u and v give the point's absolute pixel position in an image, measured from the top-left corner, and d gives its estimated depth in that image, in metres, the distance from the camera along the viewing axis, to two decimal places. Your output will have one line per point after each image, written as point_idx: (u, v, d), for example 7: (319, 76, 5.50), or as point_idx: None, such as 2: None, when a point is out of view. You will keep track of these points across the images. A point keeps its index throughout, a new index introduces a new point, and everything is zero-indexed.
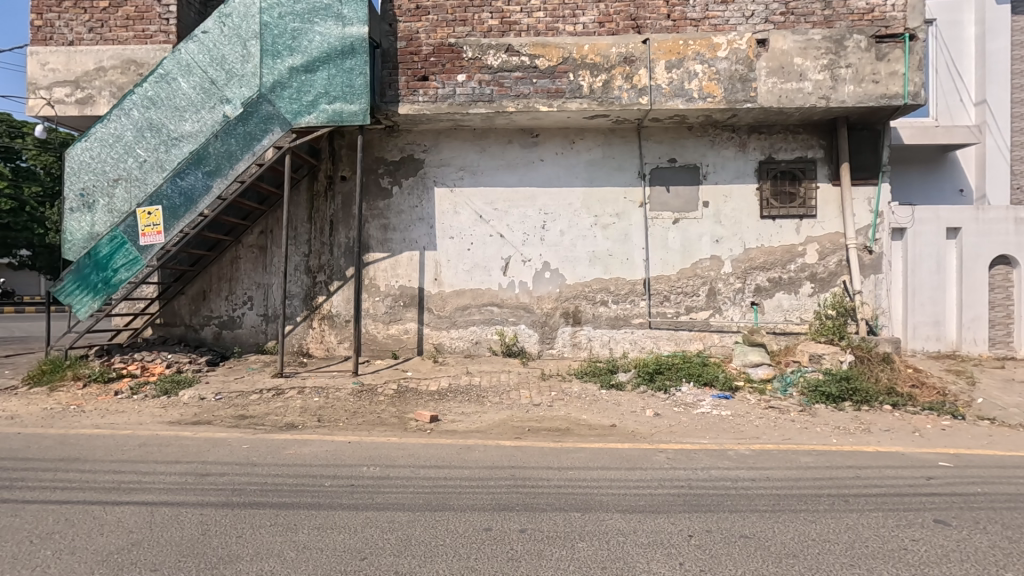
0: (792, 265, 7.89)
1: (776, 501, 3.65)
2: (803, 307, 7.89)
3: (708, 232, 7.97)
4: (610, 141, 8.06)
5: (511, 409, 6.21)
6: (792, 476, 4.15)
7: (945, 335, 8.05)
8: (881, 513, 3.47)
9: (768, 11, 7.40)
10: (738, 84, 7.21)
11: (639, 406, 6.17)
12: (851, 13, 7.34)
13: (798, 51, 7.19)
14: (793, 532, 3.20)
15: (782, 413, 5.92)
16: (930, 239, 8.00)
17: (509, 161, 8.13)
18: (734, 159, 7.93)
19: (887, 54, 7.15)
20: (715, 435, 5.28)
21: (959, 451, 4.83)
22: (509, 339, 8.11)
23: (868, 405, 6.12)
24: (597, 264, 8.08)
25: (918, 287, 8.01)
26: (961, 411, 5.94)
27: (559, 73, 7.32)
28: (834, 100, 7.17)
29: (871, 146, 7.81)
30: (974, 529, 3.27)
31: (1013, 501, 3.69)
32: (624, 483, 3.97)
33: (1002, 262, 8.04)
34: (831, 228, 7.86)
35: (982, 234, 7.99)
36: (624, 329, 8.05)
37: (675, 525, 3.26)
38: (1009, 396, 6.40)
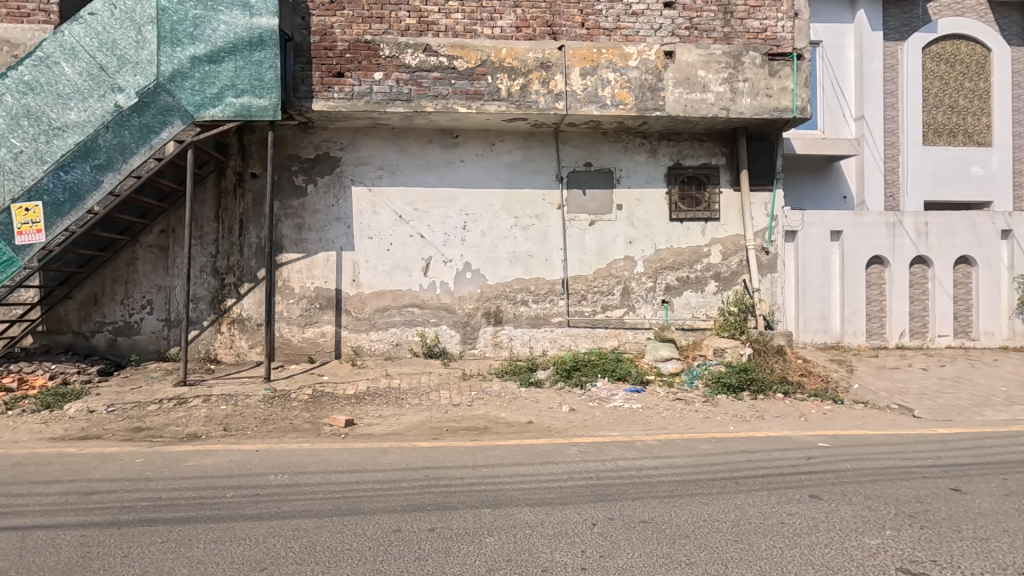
0: (698, 265, 8.40)
1: (675, 487, 3.90)
2: (708, 305, 8.41)
3: (622, 234, 8.32)
4: (529, 144, 8.22)
5: (430, 410, 6.20)
6: (691, 463, 4.45)
7: (830, 328, 8.87)
8: (765, 493, 3.80)
9: (674, 25, 7.84)
10: (647, 93, 7.58)
11: (556, 403, 6.36)
12: (747, 31, 7.91)
13: (701, 64, 7.67)
14: (687, 514, 3.44)
15: (687, 404, 6.30)
16: (817, 241, 8.78)
17: (429, 161, 8.09)
18: (645, 164, 8.33)
19: (778, 71, 7.78)
20: (625, 427, 5.54)
21: (836, 433, 5.36)
22: (430, 340, 8.07)
23: (763, 394, 6.65)
24: (517, 264, 8.21)
25: (808, 284, 8.76)
26: (841, 397, 6.59)
27: (477, 75, 7.38)
28: (733, 112, 7.71)
29: (767, 155, 8.46)
30: (842, 501, 3.66)
31: (875, 474, 4.16)
32: (536, 478, 4.09)
33: (876, 262, 8.98)
34: (733, 230, 8.44)
35: (859, 237, 8.87)
36: (543, 328, 8.23)
37: (579, 515, 3.41)
38: (880, 382, 7.17)
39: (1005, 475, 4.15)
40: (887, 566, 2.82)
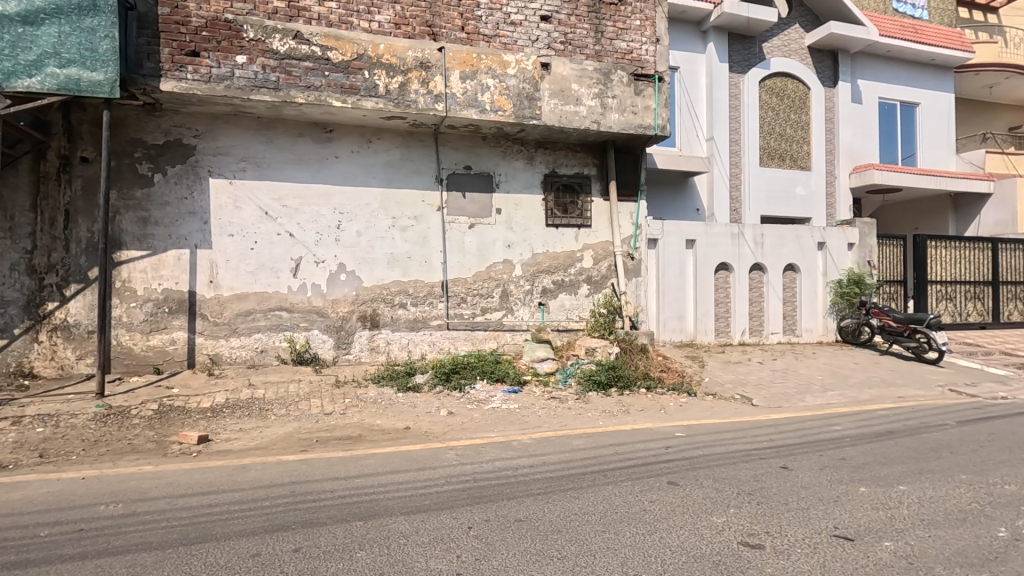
0: (572, 269, 8.81)
1: (549, 483, 4.03)
2: (581, 307, 8.85)
3: (501, 237, 8.47)
4: (408, 143, 8.06)
5: (299, 420, 5.81)
6: (564, 459, 4.63)
7: (685, 327, 9.77)
8: (629, 483, 4.06)
9: (550, 38, 8.16)
10: (525, 102, 7.80)
11: (434, 407, 6.28)
12: (615, 51, 8.47)
13: (575, 78, 8.07)
14: (559, 509, 3.56)
15: (561, 402, 6.57)
16: (674, 249, 9.64)
17: (300, 156, 7.60)
18: (523, 170, 8.56)
19: (643, 91, 8.43)
20: (503, 428, 5.62)
21: (690, 423, 5.90)
22: (300, 346, 7.56)
23: (629, 389, 7.14)
24: (395, 266, 8.00)
25: (667, 287, 9.59)
26: (694, 389, 7.29)
27: (353, 69, 7.07)
28: (603, 125, 8.20)
29: (633, 168, 9.11)
30: (694, 485, 4.03)
31: (722, 458, 4.64)
32: (413, 484, 4.00)
33: (723, 268, 10.08)
34: (603, 237, 8.97)
35: (710, 245, 9.90)
36: (422, 331, 8.09)
37: (455, 520, 3.37)
38: (726, 375, 8.05)
39: (820, 451, 4.85)
40: (730, 541, 3.14)
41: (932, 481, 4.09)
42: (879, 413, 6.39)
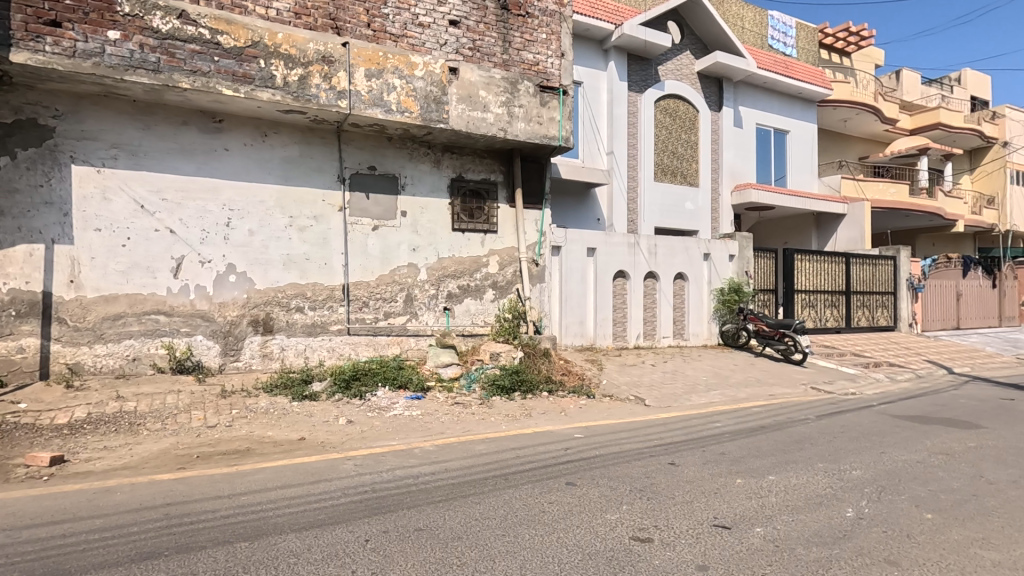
0: (477, 274, 8.84)
1: (450, 490, 4.00)
2: (486, 311, 8.90)
3: (406, 241, 8.31)
4: (308, 140, 7.68)
5: (177, 435, 5.30)
6: (466, 464, 4.62)
7: (586, 331, 10.16)
8: (529, 485, 4.13)
9: (458, 43, 8.17)
10: (432, 105, 7.73)
11: (332, 415, 6.01)
12: (522, 62, 8.65)
13: (482, 85, 8.12)
14: (460, 516, 3.54)
15: (464, 408, 6.55)
16: (576, 256, 10.01)
17: (184, 146, 6.97)
18: (429, 174, 8.47)
19: (548, 102, 8.67)
20: (404, 435, 5.50)
21: (589, 424, 6.14)
22: (181, 353, 6.91)
23: (532, 393, 7.29)
24: (292, 268, 7.58)
25: (569, 293, 9.92)
26: (593, 391, 7.60)
27: (247, 57, 6.63)
28: (509, 133, 8.33)
29: (537, 177, 9.34)
30: (590, 484, 4.18)
31: (616, 457, 4.86)
32: (306, 499, 3.80)
33: (621, 275, 10.62)
34: (508, 243, 9.10)
35: (609, 254, 10.38)
36: (320, 336, 7.71)
37: (350, 534, 3.24)
38: (622, 377, 8.46)
39: (703, 447, 5.24)
40: (622, 536, 3.29)
41: (796, 470, 4.57)
42: (754, 410, 7.02)
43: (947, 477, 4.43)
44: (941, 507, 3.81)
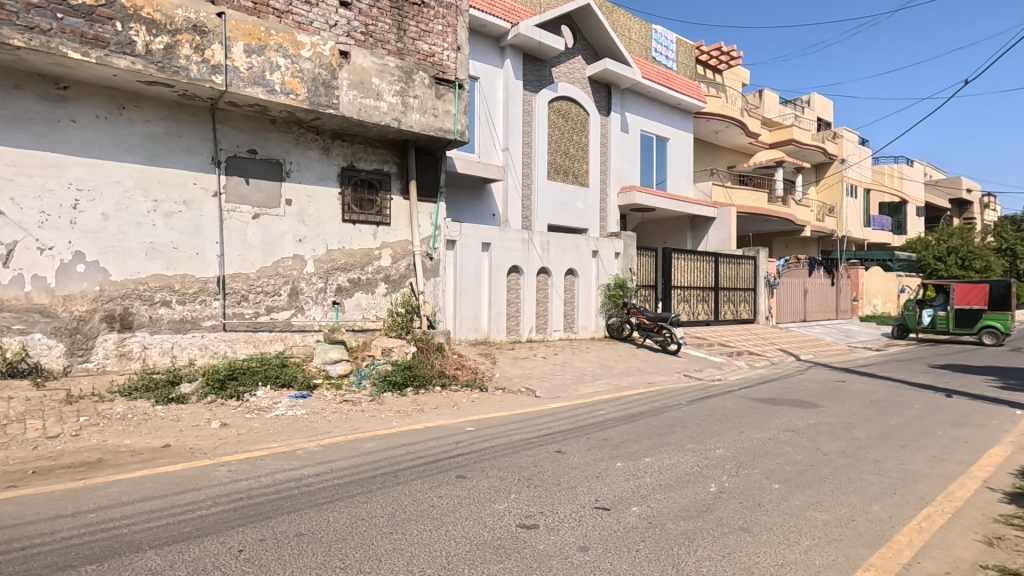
0: (369, 267, 8.56)
1: (335, 491, 3.85)
2: (378, 306, 8.64)
3: (291, 231, 7.83)
4: (176, 116, 6.96)
5: (7, 449, 4.57)
6: (353, 463, 4.47)
7: (479, 326, 10.24)
8: (419, 481, 4.09)
9: (349, 26, 7.84)
10: (320, 89, 7.34)
11: (203, 419, 5.52)
12: (417, 52, 8.49)
13: (375, 72, 7.86)
14: (345, 517, 3.43)
15: (353, 405, 6.33)
16: (471, 251, 10.05)
17: (17, 114, 5.99)
18: (317, 161, 8.05)
19: (443, 95, 8.59)
20: (287, 437, 5.20)
21: (480, 417, 6.21)
22: (13, 354, 5.96)
23: (425, 388, 7.22)
24: (156, 258, 6.83)
25: (463, 288, 9.94)
26: (486, 385, 7.69)
27: (99, 17, 5.84)
28: (403, 124, 8.14)
29: (432, 169, 9.25)
30: (480, 476, 4.23)
31: (506, 448, 4.97)
32: (171, 511, 3.45)
33: (514, 270, 10.83)
34: (402, 236, 8.91)
35: (503, 249, 10.54)
36: (190, 333, 7.03)
37: (221, 545, 3.01)
38: (514, 370, 8.65)
39: (588, 434, 5.52)
40: (509, 525, 3.38)
41: (668, 451, 4.96)
42: (634, 397, 7.51)
43: (792, 451, 5.04)
44: (786, 477, 4.33)
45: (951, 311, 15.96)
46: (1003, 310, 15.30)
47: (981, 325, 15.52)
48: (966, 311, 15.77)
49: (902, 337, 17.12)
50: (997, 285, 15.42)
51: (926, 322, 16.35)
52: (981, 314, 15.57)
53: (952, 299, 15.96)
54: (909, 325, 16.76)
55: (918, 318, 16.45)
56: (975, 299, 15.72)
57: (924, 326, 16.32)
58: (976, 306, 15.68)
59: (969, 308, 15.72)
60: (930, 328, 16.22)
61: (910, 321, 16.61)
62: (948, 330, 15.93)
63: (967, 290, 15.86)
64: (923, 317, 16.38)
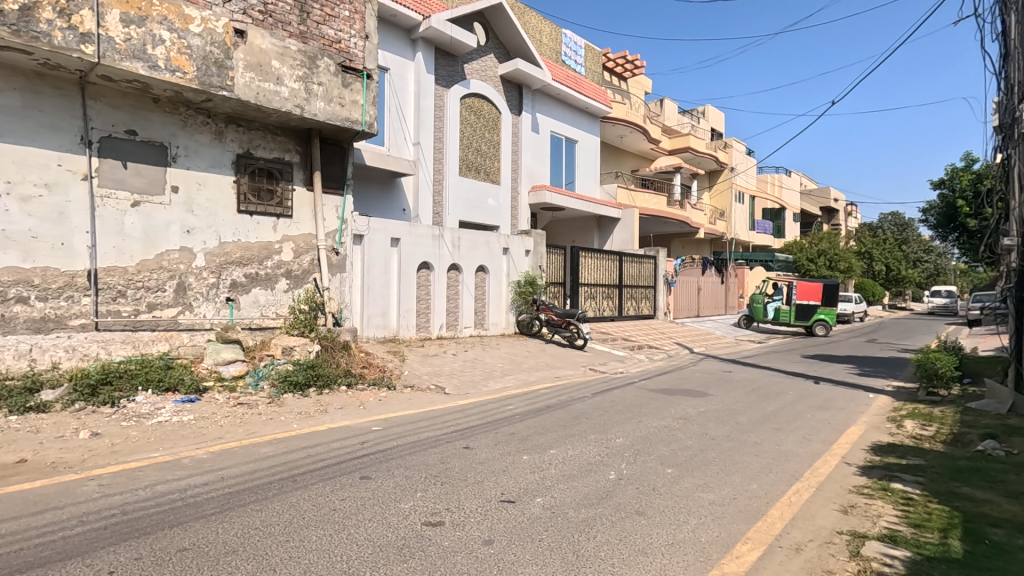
0: (268, 262, 8.07)
1: (226, 500, 3.60)
2: (278, 303, 8.16)
3: (177, 221, 7.20)
4: (36, 88, 6.14)
5: None
6: (248, 470, 4.20)
7: (388, 323, 10.01)
8: (320, 484, 3.93)
9: (246, 4, 7.33)
10: (212, 68, 6.80)
11: (70, 429, 4.93)
12: (322, 37, 8.11)
13: (275, 55, 7.42)
14: (237, 527, 3.22)
15: (249, 408, 5.95)
16: (379, 246, 9.79)
17: None
18: (208, 146, 7.46)
19: (350, 84, 8.28)
20: (172, 445, 4.78)
21: (387, 416, 6.07)
22: None
23: (329, 387, 6.93)
24: (10, 248, 5.98)
25: (371, 284, 9.66)
26: (394, 383, 7.53)
27: None
28: (306, 112, 7.74)
29: (339, 161, 8.89)
30: (386, 476, 4.15)
31: (414, 446, 4.91)
32: (26, 535, 3.04)
33: (424, 267, 10.69)
34: (305, 229, 8.48)
35: (412, 245, 10.37)
36: (53, 333, 6.24)
37: (88, 569, 2.71)
38: (424, 367, 8.54)
39: (495, 430, 5.57)
40: (414, 523, 3.33)
41: (572, 442, 5.14)
42: (541, 392, 7.70)
43: (684, 438, 5.41)
44: (678, 462, 4.64)
45: (793, 305, 17.79)
46: (831, 307, 17.62)
47: (814, 318, 17.65)
48: (805, 307, 17.69)
49: (748, 325, 18.95)
50: (829, 286, 17.44)
51: (771, 314, 18.06)
52: (815, 309, 17.61)
53: (795, 295, 17.74)
54: (756, 315, 18.38)
55: (764, 309, 18.10)
56: (811, 296, 17.58)
57: (769, 317, 18.09)
58: (812, 302, 17.58)
59: (808, 304, 17.65)
60: (774, 320, 17.97)
61: (758, 312, 18.17)
62: (789, 322, 17.83)
63: (805, 288, 17.65)
64: (769, 309, 18.07)
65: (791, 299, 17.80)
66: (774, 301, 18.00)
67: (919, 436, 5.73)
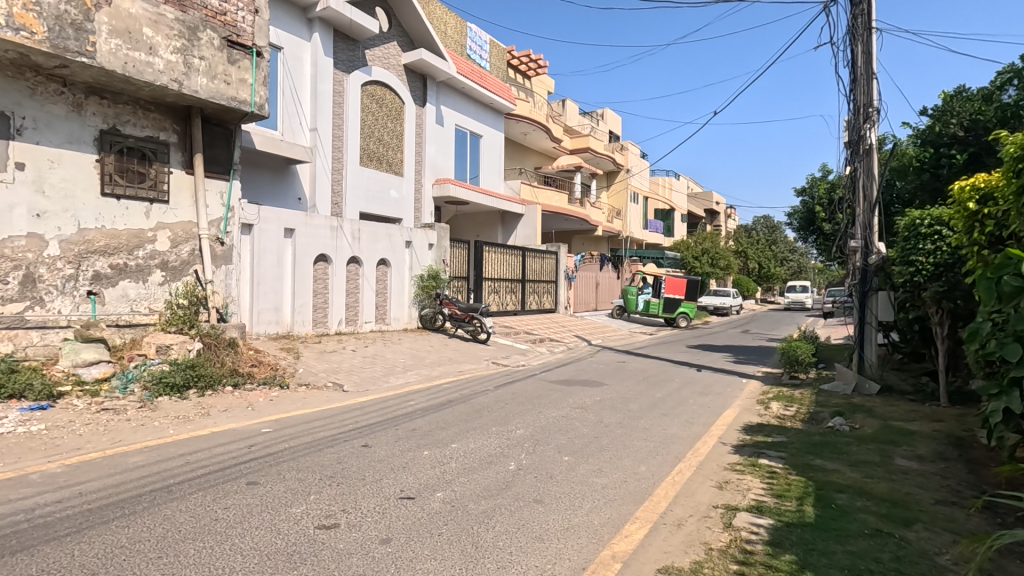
0: (139, 252, 7.28)
1: (86, 518, 3.21)
2: (151, 297, 7.39)
3: (24, 203, 6.27)
4: None
5: None
6: (113, 483, 3.77)
7: (281, 318, 9.44)
8: (201, 493, 3.63)
9: None
10: (68, 31, 5.97)
11: None
12: (205, 7, 7.44)
13: (147, 22, 6.69)
14: (99, 547, 2.88)
15: (115, 414, 5.33)
16: (271, 236, 9.19)
17: None
18: (64, 119, 6.56)
19: (237, 61, 7.68)
20: (15, 460, 4.17)
21: (278, 416, 5.72)
22: None
23: (212, 389, 6.39)
24: None
25: (262, 277, 9.05)
26: (287, 381, 7.11)
27: None
28: (186, 88, 7.07)
29: (224, 144, 8.24)
30: (276, 480, 3.91)
31: (308, 447, 4.67)
32: None
33: (321, 259, 10.20)
34: (184, 216, 7.75)
35: (308, 236, 9.84)
36: None
37: None
38: (320, 365, 8.14)
39: (395, 426, 5.45)
40: (307, 528, 3.18)
41: (473, 436, 5.17)
42: (443, 386, 7.66)
43: (581, 426, 5.64)
44: (575, 449, 4.83)
45: (662, 298, 19.00)
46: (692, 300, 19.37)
47: (679, 311, 19.11)
48: (672, 300, 19.03)
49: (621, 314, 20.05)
50: (693, 282, 19.15)
51: (642, 305, 19.16)
52: (680, 302, 19.14)
53: (664, 289, 18.96)
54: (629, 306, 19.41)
55: (637, 301, 19.16)
56: (678, 291, 19.06)
57: (640, 308, 19.16)
58: (678, 296, 19.08)
59: (675, 297, 19.01)
60: (644, 311, 19.05)
61: (631, 303, 19.25)
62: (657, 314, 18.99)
63: (674, 283, 19.06)
64: (640, 301, 19.14)
65: (660, 292, 18.99)
66: (646, 293, 19.16)
67: (782, 416, 6.43)
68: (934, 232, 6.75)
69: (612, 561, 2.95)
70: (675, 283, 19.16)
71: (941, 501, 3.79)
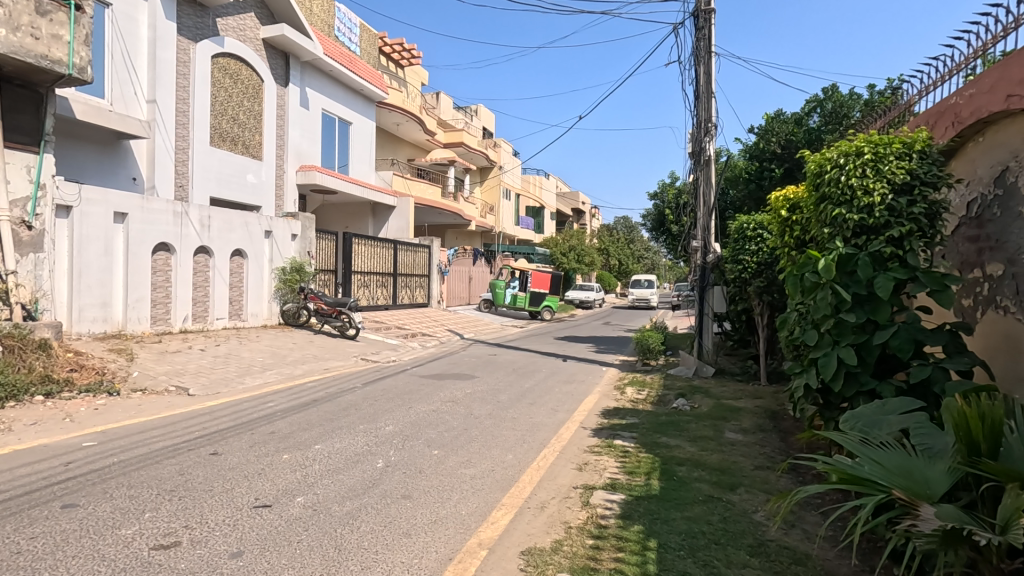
0: None
1: None
2: None
3: None
4: None
5: None
6: None
7: (110, 316, 8.24)
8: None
9: None
10: None
11: None
12: None
13: None
14: None
15: None
16: (96, 221, 7.96)
17: None
18: None
19: (48, 13, 6.55)
20: None
21: (106, 427, 4.99)
22: None
23: (14, 400, 5.40)
24: None
25: (85, 268, 7.82)
26: (117, 388, 6.22)
27: None
28: None
29: (32, 110, 7.02)
30: (100, 500, 3.42)
31: (144, 460, 4.15)
32: None
33: (161, 248, 9.06)
34: None
35: (145, 222, 8.69)
36: None
37: None
38: (160, 367, 7.25)
39: (250, 431, 5.04)
40: (140, 550, 2.83)
41: (339, 435, 4.95)
42: (307, 385, 7.25)
43: (451, 419, 5.67)
44: (444, 443, 4.85)
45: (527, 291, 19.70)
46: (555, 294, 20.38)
47: (543, 304, 19.98)
48: (537, 294, 19.84)
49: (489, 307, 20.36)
50: (555, 277, 20.17)
51: (509, 299, 19.64)
52: (544, 296, 20.05)
53: (530, 283, 19.67)
54: (497, 300, 19.80)
55: (504, 295, 19.61)
56: (542, 285, 19.93)
57: (507, 302, 19.63)
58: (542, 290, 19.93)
59: (540, 292, 19.86)
60: (511, 304, 19.57)
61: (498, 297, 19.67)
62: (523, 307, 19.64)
63: (538, 277, 19.87)
64: (508, 295, 19.63)
65: (527, 286, 19.67)
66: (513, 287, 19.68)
67: (636, 400, 7.03)
68: (757, 234, 7.82)
69: (479, 548, 3.01)
70: (540, 278, 19.99)
71: (758, 467, 4.42)
